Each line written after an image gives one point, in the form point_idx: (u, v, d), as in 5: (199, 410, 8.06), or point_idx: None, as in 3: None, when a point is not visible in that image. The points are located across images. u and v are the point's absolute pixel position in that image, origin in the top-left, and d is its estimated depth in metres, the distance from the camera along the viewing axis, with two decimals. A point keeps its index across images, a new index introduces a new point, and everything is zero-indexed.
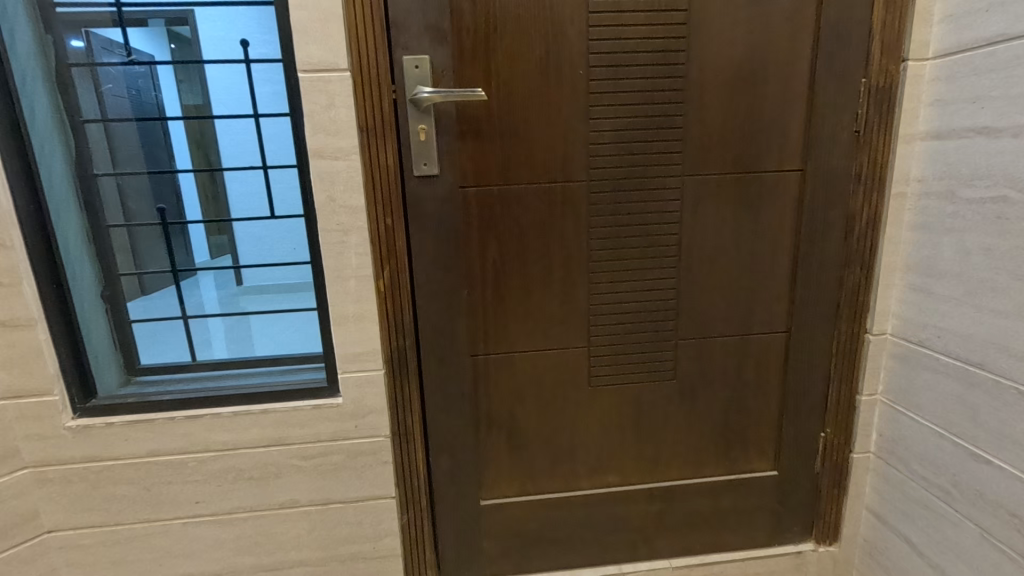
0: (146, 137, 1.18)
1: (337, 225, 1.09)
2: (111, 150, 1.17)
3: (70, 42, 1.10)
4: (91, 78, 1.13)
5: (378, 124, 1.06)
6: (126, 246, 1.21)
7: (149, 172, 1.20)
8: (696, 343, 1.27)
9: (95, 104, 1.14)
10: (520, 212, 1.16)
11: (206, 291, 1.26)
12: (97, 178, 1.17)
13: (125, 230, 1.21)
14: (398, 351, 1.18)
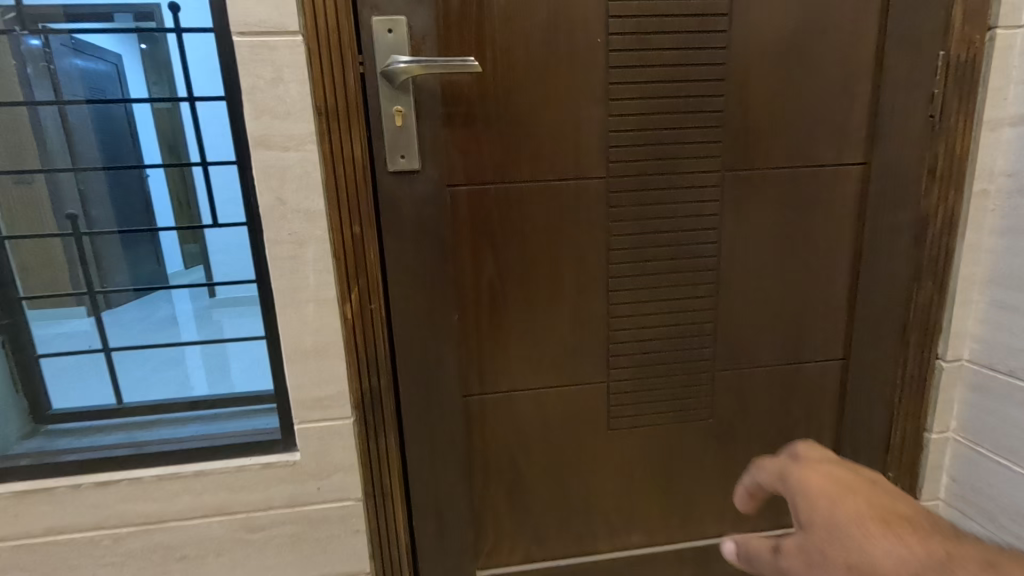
0: (106, 126, 1.00)
1: (289, 236, 0.84)
2: (67, 146, 1.00)
3: (26, 40, 0.93)
4: (43, 60, 0.94)
5: (341, 105, 0.82)
6: (89, 256, 1.08)
7: (108, 167, 1.02)
8: (737, 375, 1.05)
9: (48, 87, 0.95)
10: (523, 218, 0.93)
11: (179, 304, 1.16)
12: (51, 174, 0.99)
13: (64, 238, 1.03)
14: (371, 394, 0.93)
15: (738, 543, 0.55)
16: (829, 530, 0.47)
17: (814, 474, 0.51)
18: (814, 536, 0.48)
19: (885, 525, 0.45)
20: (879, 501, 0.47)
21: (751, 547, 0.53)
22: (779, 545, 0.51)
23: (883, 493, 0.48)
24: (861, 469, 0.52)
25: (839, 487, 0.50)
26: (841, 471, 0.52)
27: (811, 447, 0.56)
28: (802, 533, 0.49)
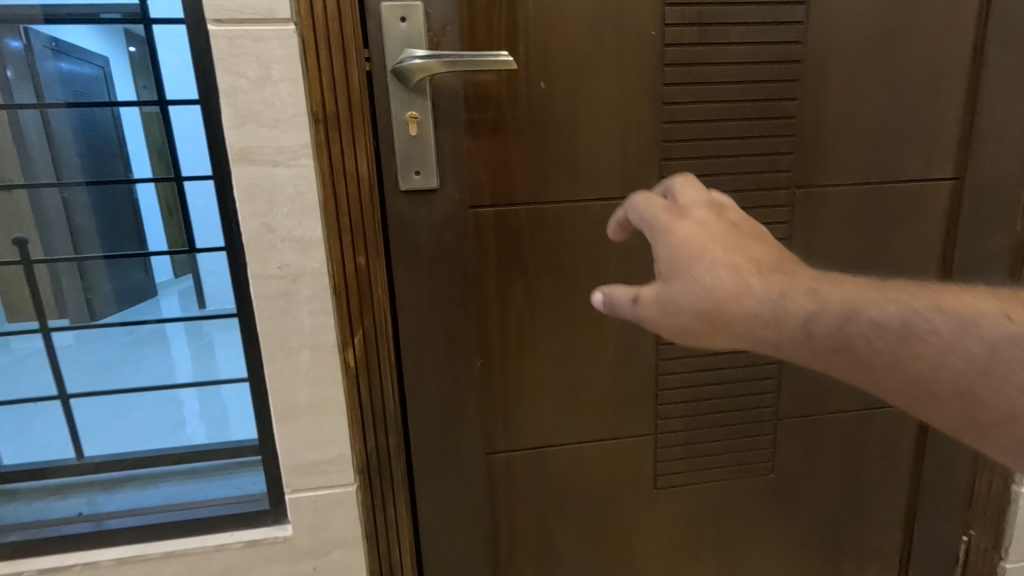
0: (97, 141, 1.09)
1: (279, 270, 0.69)
2: (54, 161, 1.06)
3: (7, 43, 0.95)
4: (26, 63, 0.99)
5: (344, 110, 0.67)
6: (72, 269, 1.16)
7: (92, 183, 1.11)
8: (802, 423, 0.91)
9: (30, 88, 1.01)
10: (561, 244, 0.78)
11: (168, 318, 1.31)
12: (34, 189, 1.04)
13: (73, 260, 1.15)
14: (379, 455, 0.78)
15: (604, 290, 0.55)
16: (687, 277, 0.50)
17: (684, 229, 0.52)
18: (678, 285, 0.50)
19: (737, 272, 0.49)
20: (738, 250, 0.51)
21: (615, 295, 0.54)
22: (641, 293, 0.53)
23: (737, 235, 0.52)
24: (725, 211, 0.55)
25: (708, 240, 0.51)
26: (705, 213, 0.54)
27: (684, 189, 0.57)
28: (660, 284, 0.52)
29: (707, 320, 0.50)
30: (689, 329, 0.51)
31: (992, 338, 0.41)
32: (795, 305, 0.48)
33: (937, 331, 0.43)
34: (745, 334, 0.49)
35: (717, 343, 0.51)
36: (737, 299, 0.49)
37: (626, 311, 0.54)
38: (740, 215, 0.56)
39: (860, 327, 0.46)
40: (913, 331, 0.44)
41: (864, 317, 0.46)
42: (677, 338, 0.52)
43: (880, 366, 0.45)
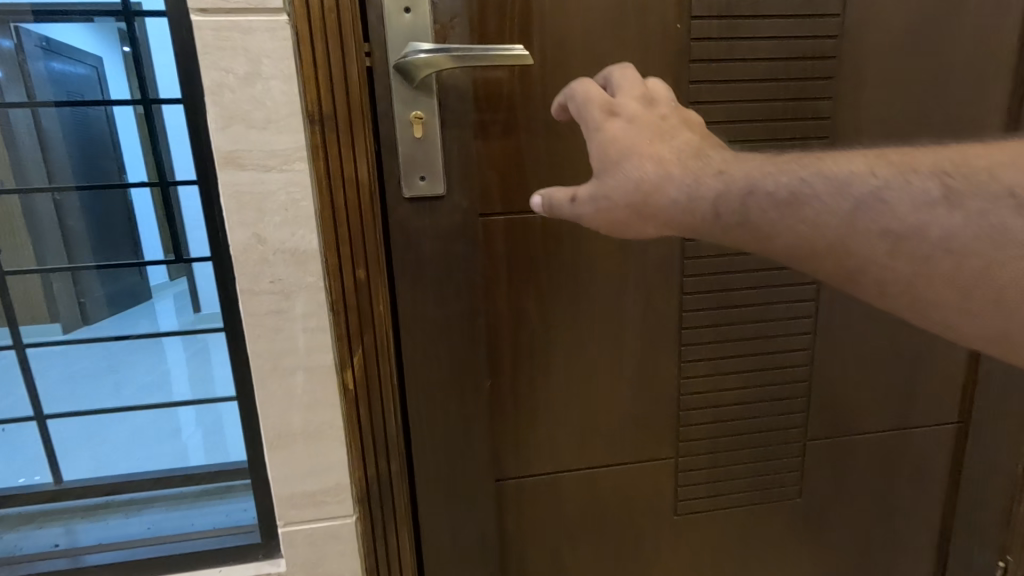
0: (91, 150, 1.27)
1: (271, 284, 0.63)
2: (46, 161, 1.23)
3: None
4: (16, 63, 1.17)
5: (342, 110, 0.60)
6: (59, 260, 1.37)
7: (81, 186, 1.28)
8: (832, 444, 0.85)
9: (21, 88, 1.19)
10: (577, 254, 0.73)
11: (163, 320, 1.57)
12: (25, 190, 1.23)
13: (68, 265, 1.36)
14: (380, 484, 0.71)
15: (543, 195, 0.56)
16: (611, 171, 0.51)
17: (616, 127, 0.52)
18: (607, 182, 0.51)
19: (661, 163, 0.49)
20: (665, 140, 0.50)
21: (554, 198, 0.55)
22: (576, 194, 0.54)
23: (661, 123, 0.51)
24: (655, 100, 0.54)
25: (637, 135, 0.51)
26: (630, 103, 0.53)
27: (618, 82, 0.56)
28: (591, 181, 0.53)
29: (631, 212, 0.51)
30: (623, 222, 0.52)
31: (859, 193, 0.42)
32: (707, 187, 0.48)
33: (818, 194, 0.43)
34: (669, 222, 0.50)
35: (640, 232, 0.52)
36: (656, 188, 0.49)
37: (561, 211, 0.55)
38: (675, 105, 0.55)
39: (761, 201, 0.46)
40: (801, 196, 0.44)
41: (767, 190, 0.45)
42: (609, 232, 0.53)
43: (777, 234, 0.45)
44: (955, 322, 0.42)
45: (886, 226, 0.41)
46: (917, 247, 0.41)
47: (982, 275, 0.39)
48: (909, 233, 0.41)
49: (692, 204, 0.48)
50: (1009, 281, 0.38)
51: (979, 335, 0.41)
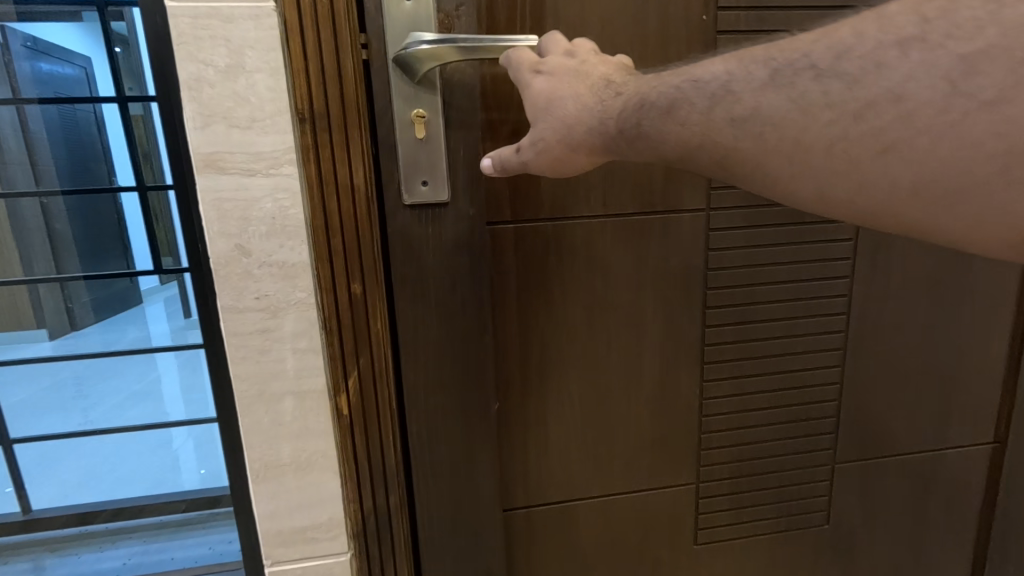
0: (82, 153, 1.24)
1: (257, 301, 0.57)
2: (33, 168, 1.21)
3: None
4: None
5: (336, 107, 0.54)
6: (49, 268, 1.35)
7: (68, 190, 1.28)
8: (862, 467, 0.80)
9: (7, 88, 1.12)
10: (591, 265, 0.67)
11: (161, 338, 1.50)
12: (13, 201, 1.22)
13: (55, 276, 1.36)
14: (377, 519, 0.65)
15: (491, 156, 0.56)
16: (540, 118, 0.51)
17: (538, 78, 0.51)
18: (540, 126, 0.51)
19: (580, 100, 0.49)
20: (585, 80, 0.49)
21: (501, 155, 0.55)
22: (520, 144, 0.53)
23: (578, 65, 0.51)
24: (574, 45, 0.53)
25: (558, 82, 0.50)
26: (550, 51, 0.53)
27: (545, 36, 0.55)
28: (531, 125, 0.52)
29: (563, 148, 0.50)
30: (561, 159, 0.51)
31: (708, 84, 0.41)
32: (610, 108, 0.47)
33: (767, 119, 0.38)
34: (595, 148, 0.49)
35: (572, 164, 0.51)
36: (577, 123, 0.49)
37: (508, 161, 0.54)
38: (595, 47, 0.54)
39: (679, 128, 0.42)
40: (676, 104, 0.42)
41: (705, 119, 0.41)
42: (549, 171, 0.53)
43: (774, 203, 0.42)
44: (794, 189, 0.40)
45: (732, 113, 0.39)
46: (761, 128, 0.38)
47: (810, 143, 0.37)
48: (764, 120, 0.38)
49: (609, 130, 0.47)
50: (825, 141, 0.36)
51: (813, 198, 0.39)
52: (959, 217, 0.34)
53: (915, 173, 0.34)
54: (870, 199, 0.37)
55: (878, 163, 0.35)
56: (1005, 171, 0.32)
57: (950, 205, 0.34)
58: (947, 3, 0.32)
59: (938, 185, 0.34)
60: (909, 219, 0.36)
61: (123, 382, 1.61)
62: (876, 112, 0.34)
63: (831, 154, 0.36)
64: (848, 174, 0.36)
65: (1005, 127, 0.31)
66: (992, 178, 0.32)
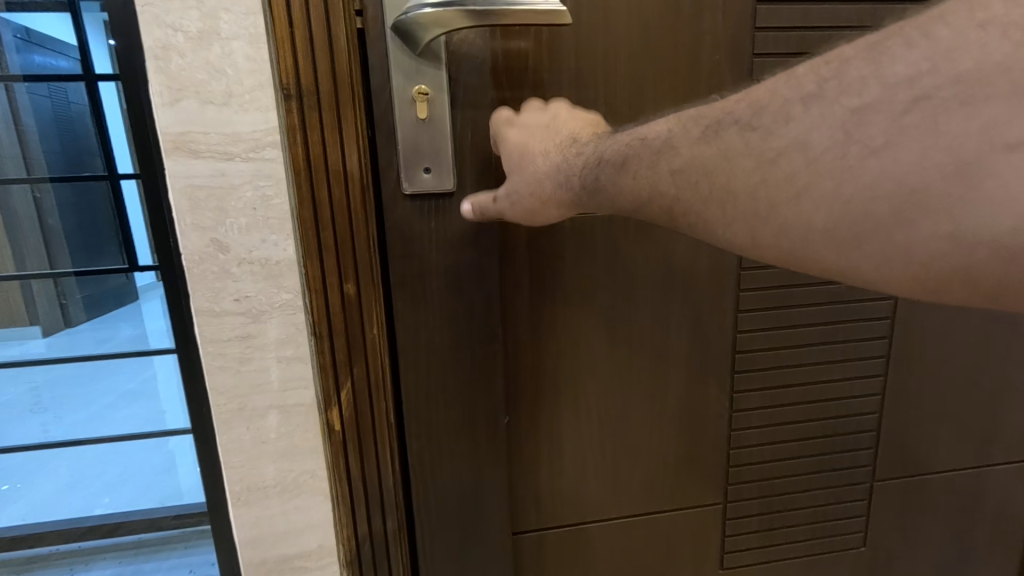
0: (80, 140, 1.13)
1: (236, 303, 0.50)
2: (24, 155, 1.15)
3: None
4: None
5: (326, 82, 0.48)
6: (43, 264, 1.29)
7: (56, 179, 1.19)
8: (905, 485, 0.73)
9: None
10: (613, 265, 0.60)
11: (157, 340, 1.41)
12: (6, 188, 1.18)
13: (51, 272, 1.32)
14: (373, 547, 0.58)
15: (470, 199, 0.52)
16: (512, 171, 0.48)
17: (512, 133, 0.49)
18: (513, 176, 0.48)
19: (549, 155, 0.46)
20: (559, 136, 0.47)
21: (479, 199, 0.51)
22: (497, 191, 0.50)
23: (552, 121, 0.48)
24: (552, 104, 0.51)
25: (530, 137, 0.48)
26: (529, 109, 0.51)
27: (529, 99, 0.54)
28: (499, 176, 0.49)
29: (535, 200, 0.46)
30: (532, 211, 0.47)
31: (687, 155, 0.36)
32: (573, 165, 0.44)
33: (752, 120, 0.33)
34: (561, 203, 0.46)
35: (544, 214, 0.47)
36: (547, 175, 0.45)
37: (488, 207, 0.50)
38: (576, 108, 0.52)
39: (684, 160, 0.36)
40: (629, 157, 0.39)
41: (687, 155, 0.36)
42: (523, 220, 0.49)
43: None
44: (727, 240, 0.36)
45: (674, 166, 0.37)
46: (698, 179, 0.36)
47: (739, 188, 0.34)
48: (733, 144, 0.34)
49: (573, 188, 0.44)
50: (747, 189, 0.34)
51: (741, 245, 0.36)
52: (870, 259, 0.32)
53: (823, 216, 0.32)
54: (789, 243, 0.34)
55: (788, 209, 0.33)
56: (900, 210, 0.31)
57: (858, 246, 0.32)
58: (840, 64, 0.31)
59: (843, 226, 0.32)
60: (824, 262, 0.34)
61: (119, 381, 1.60)
62: (787, 158, 0.32)
63: (754, 199, 0.34)
64: (769, 219, 0.34)
65: (893, 169, 0.30)
66: (887, 216, 0.31)
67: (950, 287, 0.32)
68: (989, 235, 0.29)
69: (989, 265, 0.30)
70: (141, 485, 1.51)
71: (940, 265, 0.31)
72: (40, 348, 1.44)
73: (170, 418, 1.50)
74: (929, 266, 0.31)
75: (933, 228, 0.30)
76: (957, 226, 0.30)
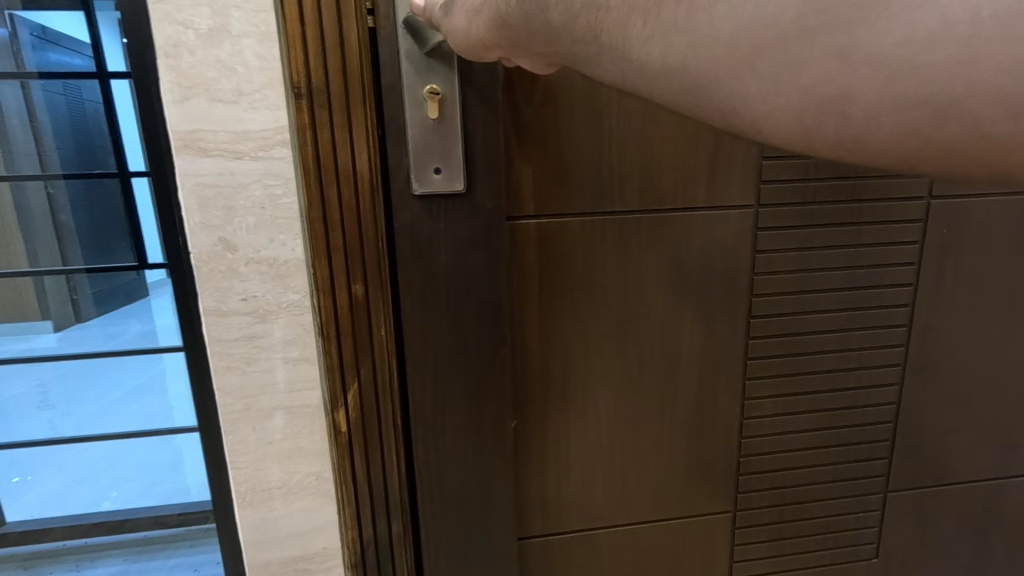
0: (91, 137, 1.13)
1: (243, 303, 0.49)
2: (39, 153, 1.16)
3: None
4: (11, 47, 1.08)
5: (337, 81, 0.47)
6: (52, 261, 1.29)
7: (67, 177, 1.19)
8: (921, 495, 0.72)
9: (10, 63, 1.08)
10: (624, 268, 0.59)
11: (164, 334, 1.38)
12: (18, 184, 1.20)
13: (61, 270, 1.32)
14: (378, 550, 0.57)
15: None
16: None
17: None
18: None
19: None
20: None
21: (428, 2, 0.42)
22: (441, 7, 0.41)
23: None
24: None
25: None
26: None
27: None
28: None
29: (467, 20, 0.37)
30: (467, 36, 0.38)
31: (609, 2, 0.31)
32: None
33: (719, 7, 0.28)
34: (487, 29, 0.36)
35: (455, 25, 0.38)
36: None
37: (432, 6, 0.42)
38: None
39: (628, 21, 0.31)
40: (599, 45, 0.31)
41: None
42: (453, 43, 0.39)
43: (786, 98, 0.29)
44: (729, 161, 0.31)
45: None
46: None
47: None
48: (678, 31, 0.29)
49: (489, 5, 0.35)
50: None
51: (654, 71, 0.32)
52: (764, 86, 0.29)
53: (734, 21, 0.28)
54: (701, 70, 0.30)
55: (704, 17, 0.29)
56: (802, 19, 0.27)
57: (753, 67, 0.29)
58: None
59: (749, 37, 0.28)
60: (719, 89, 0.30)
61: (126, 376, 1.53)
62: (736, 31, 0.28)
63: (677, 7, 0.29)
64: (686, 28, 0.29)
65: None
66: (787, 28, 0.27)
67: (826, 123, 0.29)
68: (873, 54, 0.26)
69: (871, 91, 0.27)
70: (148, 480, 1.51)
71: (823, 89, 0.28)
72: (53, 342, 1.44)
73: (177, 415, 1.48)
74: (811, 100, 0.28)
75: (827, 43, 0.27)
76: (850, 38, 0.26)
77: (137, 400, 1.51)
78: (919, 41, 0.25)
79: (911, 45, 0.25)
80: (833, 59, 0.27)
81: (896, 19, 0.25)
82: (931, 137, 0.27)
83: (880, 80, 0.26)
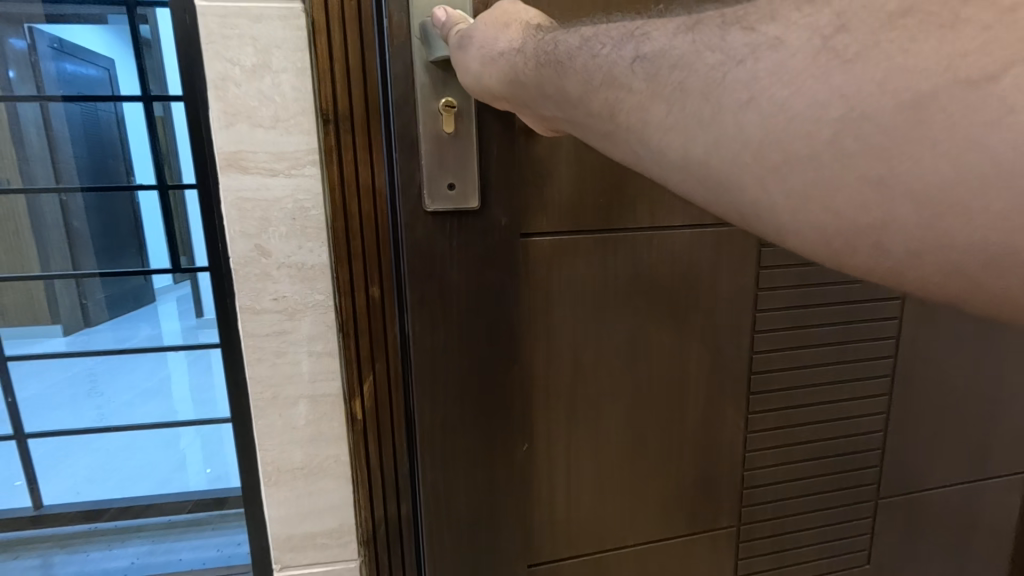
0: (101, 147, 1.18)
1: (274, 302, 0.56)
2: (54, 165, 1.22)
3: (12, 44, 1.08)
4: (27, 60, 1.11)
5: (359, 106, 0.54)
6: (63, 266, 1.36)
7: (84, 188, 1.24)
8: (905, 501, 0.81)
9: (32, 86, 1.14)
10: (631, 283, 0.66)
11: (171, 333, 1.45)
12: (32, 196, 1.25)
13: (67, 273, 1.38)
14: (389, 529, 0.63)
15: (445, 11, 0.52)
16: (461, 37, 0.48)
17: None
18: (463, 53, 0.47)
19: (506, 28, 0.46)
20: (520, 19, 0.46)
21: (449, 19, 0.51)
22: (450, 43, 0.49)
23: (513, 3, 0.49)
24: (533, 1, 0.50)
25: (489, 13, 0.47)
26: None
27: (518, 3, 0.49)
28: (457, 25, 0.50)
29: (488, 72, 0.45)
30: (488, 89, 0.46)
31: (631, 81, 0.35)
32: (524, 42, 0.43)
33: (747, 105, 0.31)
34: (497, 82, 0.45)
35: (467, 63, 0.46)
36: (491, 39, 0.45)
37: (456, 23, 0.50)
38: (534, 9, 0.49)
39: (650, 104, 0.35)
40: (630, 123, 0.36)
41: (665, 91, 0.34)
42: (467, 81, 0.47)
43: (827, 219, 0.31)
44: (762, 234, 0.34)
45: (639, 52, 0.36)
46: (659, 69, 0.35)
47: (694, 88, 0.33)
48: (701, 125, 0.33)
49: (527, 54, 0.42)
50: (699, 87, 0.33)
51: (675, 161, 0.35)
52: (795, 192, 0.31)
53: (766, 129, 0.31)
54: (720, 159, 0.33)
55: (730, 115, 0.32)
56: (836, 139, 0.29)
57: (784, 176, 0.31)
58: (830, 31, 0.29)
59: (780, 150, 0.30)
60: (744, 196, 0.33)
61: (133, 380, 1.55)
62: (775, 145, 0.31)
63: (703, 102, 0.33)
64: (712, 125, 0.32)
65: (850, 93, 0.28)
66: (823, 149, 0.29)
67: (860, 248, 0.30)
68: (912, 186, 0.28)
69: (912, 224, 0.28)
70: (160, 479, 1.57)
71: (862, 215, 0.29)
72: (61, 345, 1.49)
73: (182, 415, 1.49)
74: (842, 220, 0.30)
75: (866, 170, 0.28)
76: (890, 169, 0.28)
77: (140, 405, 1.55)
78: (973, 180, 0.26)
79: (960, 187, 0.27)
80: (873, 186, 0.28)
81: (943, 156, 0.27)
82: (978, 279, 0.28)
83: (924, 213, 0.28)
